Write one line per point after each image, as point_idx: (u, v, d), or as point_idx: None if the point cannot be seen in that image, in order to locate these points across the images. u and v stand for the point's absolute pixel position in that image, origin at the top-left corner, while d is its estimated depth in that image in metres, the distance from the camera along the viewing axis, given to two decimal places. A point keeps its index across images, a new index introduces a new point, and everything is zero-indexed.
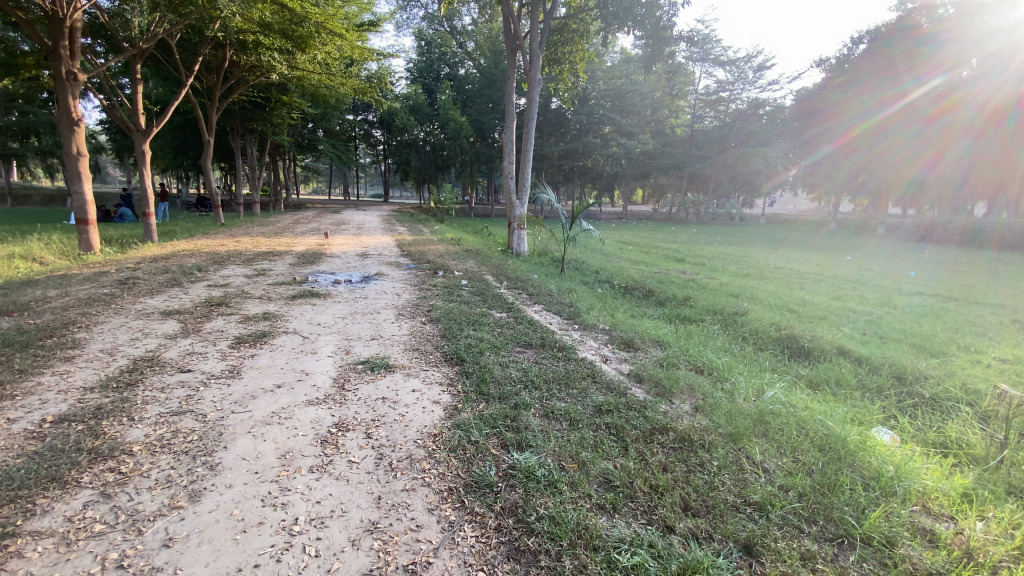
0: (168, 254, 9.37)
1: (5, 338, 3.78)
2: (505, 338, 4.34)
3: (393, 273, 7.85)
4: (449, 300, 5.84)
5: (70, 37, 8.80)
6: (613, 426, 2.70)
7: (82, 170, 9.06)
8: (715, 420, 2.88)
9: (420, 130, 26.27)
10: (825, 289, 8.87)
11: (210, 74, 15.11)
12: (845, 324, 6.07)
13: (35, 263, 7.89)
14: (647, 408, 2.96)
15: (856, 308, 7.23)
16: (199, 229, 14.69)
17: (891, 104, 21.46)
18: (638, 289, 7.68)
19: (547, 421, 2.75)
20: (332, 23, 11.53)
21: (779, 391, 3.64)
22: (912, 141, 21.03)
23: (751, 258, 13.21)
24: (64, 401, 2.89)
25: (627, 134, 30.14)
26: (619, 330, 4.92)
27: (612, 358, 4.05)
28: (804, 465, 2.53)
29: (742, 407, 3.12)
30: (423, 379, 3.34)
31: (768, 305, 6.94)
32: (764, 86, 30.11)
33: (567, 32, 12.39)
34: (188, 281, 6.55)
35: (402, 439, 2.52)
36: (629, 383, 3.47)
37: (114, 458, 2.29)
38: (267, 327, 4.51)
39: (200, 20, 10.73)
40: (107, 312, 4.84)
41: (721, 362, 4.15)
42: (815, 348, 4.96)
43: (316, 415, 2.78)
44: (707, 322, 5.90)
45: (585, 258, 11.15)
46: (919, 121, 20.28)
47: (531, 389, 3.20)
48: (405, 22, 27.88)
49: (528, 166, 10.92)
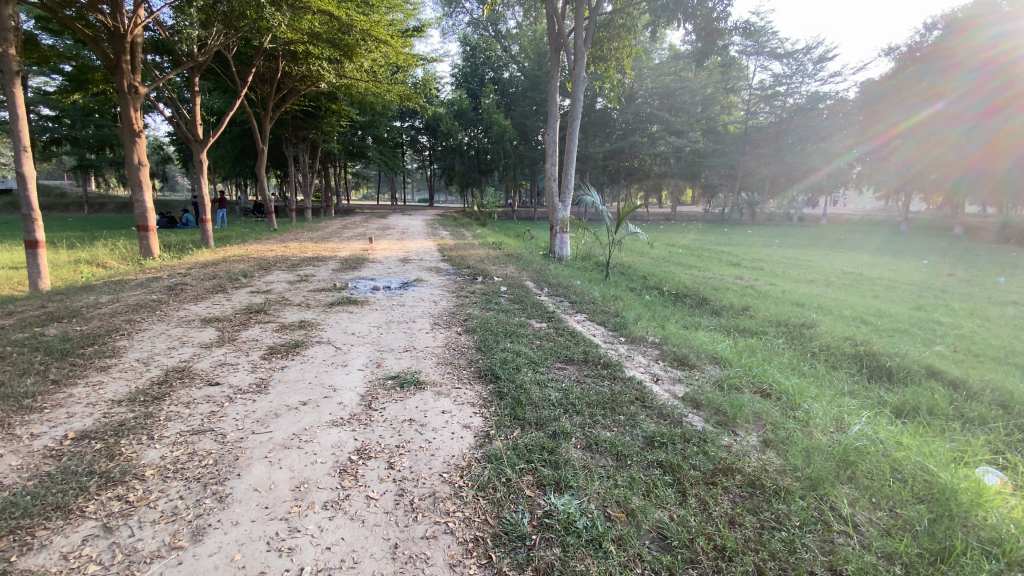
0: (219, 259, 9.65)
1: (48, 346, 3.83)
2: (545, 351, 4.03)
3: (433, 279, 7.70)
4: (487, 309, 5.58)
5: (132, 53, 9.26)
6: (668, 464, 2.34)
7: (143, 179, 9.44)
8: (790, 460, 2.46)
9: (464, 134, 26.35)
10: (901, 297, 8.04)
11: (264, 85, 15.62)
12: (930, 339, 5.40)
13: (98, 268, 8.28)
14: (708, 442, 2.59)
15: (940, 320, 6.44)
16: (252, 234, 15.22)
17: (940, 99, 19.63)
18: (689, 297, 7.19)
19: (591, 455, 2.42)
20: (377, 31, 11.55)
21: (862, 422, 3.14)
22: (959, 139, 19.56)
23: (815, 263, 12.28)
24: (90, 415, 2.82)
25: (676, 132, 29.08)
26: (671, 344, 4.49)
27: (664, 378, 3.65)
28: (908, 524, 2.08)
29: (821, 442, 2.68)
30: (455, 399, 3.07)
31: (839, 317, 6.29)
32: (825, 78, 28.08)
33: (613, 28, 11.91)
34: (232, 288, 6.63)
35: (427, 472, 2.26)
36: (684, 409, 3.07)
37: (123, 484, 2.17)
38: (302, 336, 4.38)
39: (251, 32, 11.00)
40: (151, 319, 4.90)
41: (790, 384, 3.68)
42: (899, 368, 4.37)
43: (337, 438, 2.57)
44: (769, 336, 5.37)
45: (632, 263, 10.67)
46: (971, 117, 18.41)
47: (572, 414, 2.88)
48: (449, 28, 28.07)
49: (572, 168, 10.49)
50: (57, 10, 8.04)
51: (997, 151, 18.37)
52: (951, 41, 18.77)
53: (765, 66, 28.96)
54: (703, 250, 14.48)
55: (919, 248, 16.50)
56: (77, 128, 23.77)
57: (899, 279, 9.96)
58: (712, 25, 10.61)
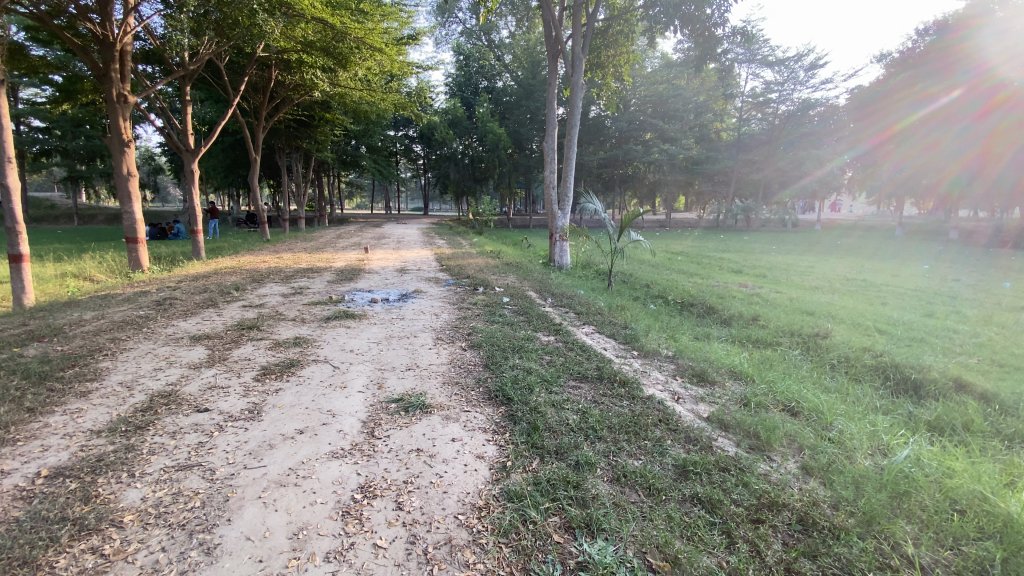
0: (211, 271, 9.38)
1: (24, 369, 3.56)
2: (557, 368, 3.80)
3: (432, 290, 7.46)
4: (491, 322, 5.35)
5: (121, 61, 9.01)
6: (708, 499, 2.13)
7: (132, 190, 9.15)
8: (838, 492, 2.26)
9: (459, 142, 26.19)
10: (910, 304, 7.87)
11: (257, 94, 15.40)
12: (950, 349, 5.22)
13: (85, 282, 8.00)
14: (747, 472, 2.39)
15: (956, 327, 6.27)
16: (245, 245, 14.94)
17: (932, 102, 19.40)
18: (696, 305, 7.02)
19: (620, 489, 2.20)
20: (372, 38, 11.41)
21: (901, 444, 2.93)
22: (953, 140, 19.13)
23: (816, 269, 12.16)
24: (67, 448, 2.56)
25: (670, 139, 29.11)
26: (686, 359, 4.27)
27: (686, 397, 3.42)
28: (982, 565, 1.86)
29: (867, 470, 2.49)
30: (464, 424, 2.84)
31: (853, 325, 6.11)
32: (817, 84, 28.23)
33: (610, 35, 11.74)
34: (224, 302, 6.37)
35: (440, 514, 2.03)
36: (712, 431, 2.86)
37: (99, 533, 1.92)
38: (297, 355, 4.14)
39: (244, 40, 10.80)
40: (137, 337, 4.62)
41: (818, 401, 3.47)
42: (924, 381, 4.19)
43: (338, 473, 2.33)
44: (785, 347, 5.17)
45: (633, 271, 10.49)
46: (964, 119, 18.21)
47: (594, 440, 2.65)
48: (443, 38, 28.05)
49: (571, 177, 10.28)
50: (44, 18, 7.80)
51: (988, 154, 18.15)
52: (943, 42, 18.40)
53: (758, 73, 29.09)
54: (703, 256, 14.36)
55: (917, 252, 16.45)
56: (67, 139, 23.43)
57: (904, 285, 9.84)
58: (709, 32, 10.48)
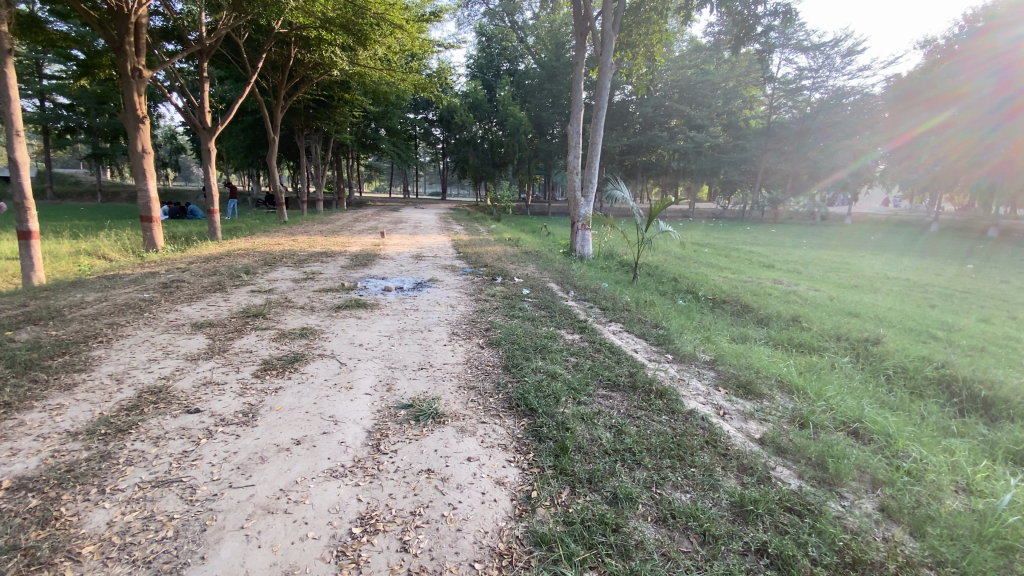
0: (223, 253, 9.14)
1: (10, 356, 3.31)
2: (585, 374, 3.40)
3: (448, 279, 7.11)
4: (511, 317, 4.96)
5: (137, 34, 8.68)
6: (778, 555, 1.76)
7: (147, 168, 8.91)
8: (937, 548, 1.88)
9: (478, 126, 25.85)
10: (961, 307, 7.29)
11: (275, 73, 15.10)
12: (1018, 361, 4.70)
13: (97, 261, 7.83)
14: (821, 516, 2.00)
15: (1018, 335, 5.70)
16: (261, 226, 14.81)
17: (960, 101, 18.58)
18: (729, 303, 6.56)
19: (669, 535, 1.84)
20: (393, 14, 10.94)
21: (990, 480, 2.51)
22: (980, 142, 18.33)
23: (852, 265, 11.51)
24: (37, 453, 2.28)
25: (696, 127, 28.18)
26: (728, 366, 3.83)
27: (732, 413, 3.02)
28: None
29: (961, 517, 2.10)
30: (482, 439, 2.49)
31: (905, 331, 5.60)
32: (854, 72, 26.83)
33: (642, 13, 11.00)
34: (232, 286, 6.11)
35: (452, 561, 1.68)
36: (768, 457, 2.48)
37: (52, 569, 1.63)
38: (302, 348, 3.82)
39: (262, 16, 10.38)
40: (137, 323, 4.36)
41: (884, 421, 3.04)
42: (996, 398, 3.71)
43: (336, 499, 2.00)
44: (832, 353, 4.71)
45: (660, 263, 10.00)
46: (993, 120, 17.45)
47: (633, 466, 2.27)
48: (466, 18, 27.25)
49: (595, 162, 9.73)
50: None
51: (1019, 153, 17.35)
52: (971, 41, 17.61)
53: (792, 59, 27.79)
54: (732, 249, 13.76)
55: (956, 251, 15.57)
56: (91, 117, 23.53)
57: (952, 286, 9.19)
58: (747, 11, 9.73)
